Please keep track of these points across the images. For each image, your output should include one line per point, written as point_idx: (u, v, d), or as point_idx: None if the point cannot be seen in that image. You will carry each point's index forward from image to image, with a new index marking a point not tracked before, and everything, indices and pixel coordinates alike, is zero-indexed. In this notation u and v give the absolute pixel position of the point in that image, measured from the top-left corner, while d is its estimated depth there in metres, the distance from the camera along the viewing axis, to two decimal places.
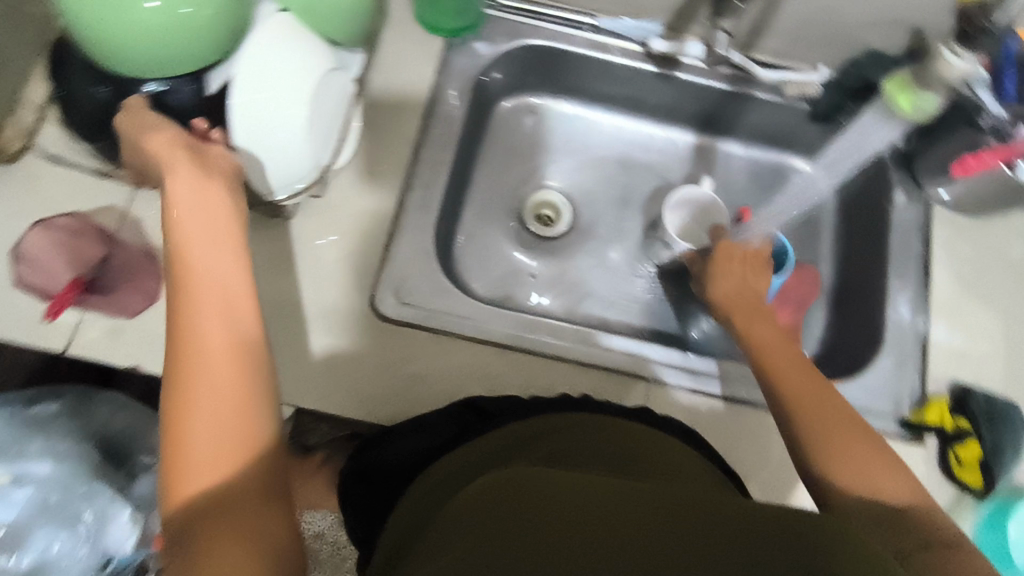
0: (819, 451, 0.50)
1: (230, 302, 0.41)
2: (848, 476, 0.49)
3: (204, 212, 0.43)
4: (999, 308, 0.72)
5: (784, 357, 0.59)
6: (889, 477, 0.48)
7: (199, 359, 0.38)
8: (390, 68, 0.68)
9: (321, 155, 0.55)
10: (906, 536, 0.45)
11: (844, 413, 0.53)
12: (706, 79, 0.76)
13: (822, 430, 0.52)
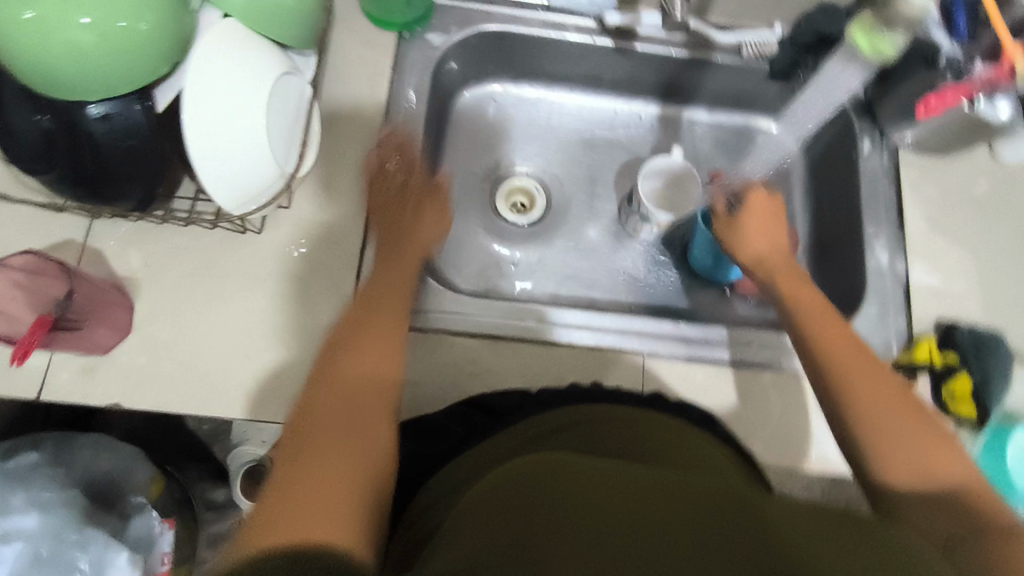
0: (868, 440, 0.50)
1: (390, 351, 0.53)
2: (898, 459, 0.48)
3: (366, 305, 0.57)
4: (972, 244, 0.74)
5: (829, 332, 0.57)
6: (942, 455, 0.48)
7: (354, 360, 0.51)
8: (345, 72, 0.71)
9: (288, 161, 0.59)
10: (955, 522, 0.45)
11: (895, 385, 0.53)
12: (664, 47, 0.77)
13: (867, 405, 0.51)
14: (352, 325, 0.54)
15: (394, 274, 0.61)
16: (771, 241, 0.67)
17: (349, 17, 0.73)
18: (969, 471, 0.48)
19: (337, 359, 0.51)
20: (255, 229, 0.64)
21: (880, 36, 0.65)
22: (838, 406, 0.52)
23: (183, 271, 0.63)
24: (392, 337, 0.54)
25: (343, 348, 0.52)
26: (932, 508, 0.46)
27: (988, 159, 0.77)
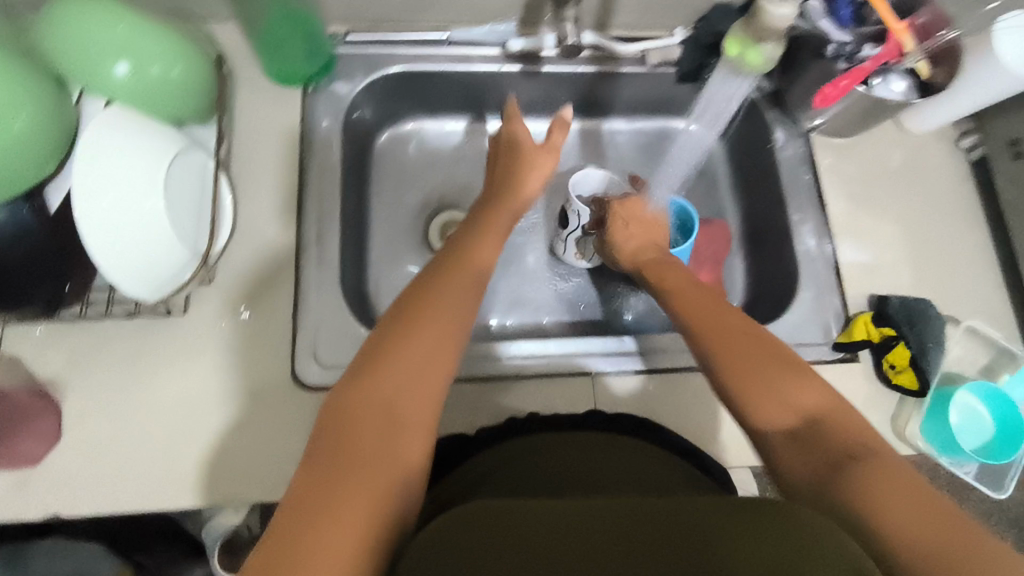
0: (738, 388, 0.52)
1: (442, 366, 0.50)
2: (765, 406, 0.51)
3: (422, 306, 0.53)
4: (893, 216, 0.76)
5: (697, 294, 0.60)
6: (803, 390, 0.51)
7: (397, 367, 0.49)
8: (253, 134, 0.70)
9: (201, 240, 0.57)
10: (828, 451, 0.48)
11: (756, 336, 0.55)
12: (570, 66, 0.77)
13: (732, 361, 0.53)
14: (405, 322, 0.51)
15: (460, 276, 0.56)
16: (637, 245, 0.69)
17: (250, 77, 0.71)
18: (826, 395, 0.51)
19: (392, 348, 0.49)
20: (180, 311, 0.63)
21: (756, 48, 0.56)
22: (711, 370, 0.54)
23: (110, 363, 0.61)
24: (449, 356, 0.51)
25: (393, 352, 0.49)
26: (805, 445, 0.49)
27: (897, 131, 0.80)
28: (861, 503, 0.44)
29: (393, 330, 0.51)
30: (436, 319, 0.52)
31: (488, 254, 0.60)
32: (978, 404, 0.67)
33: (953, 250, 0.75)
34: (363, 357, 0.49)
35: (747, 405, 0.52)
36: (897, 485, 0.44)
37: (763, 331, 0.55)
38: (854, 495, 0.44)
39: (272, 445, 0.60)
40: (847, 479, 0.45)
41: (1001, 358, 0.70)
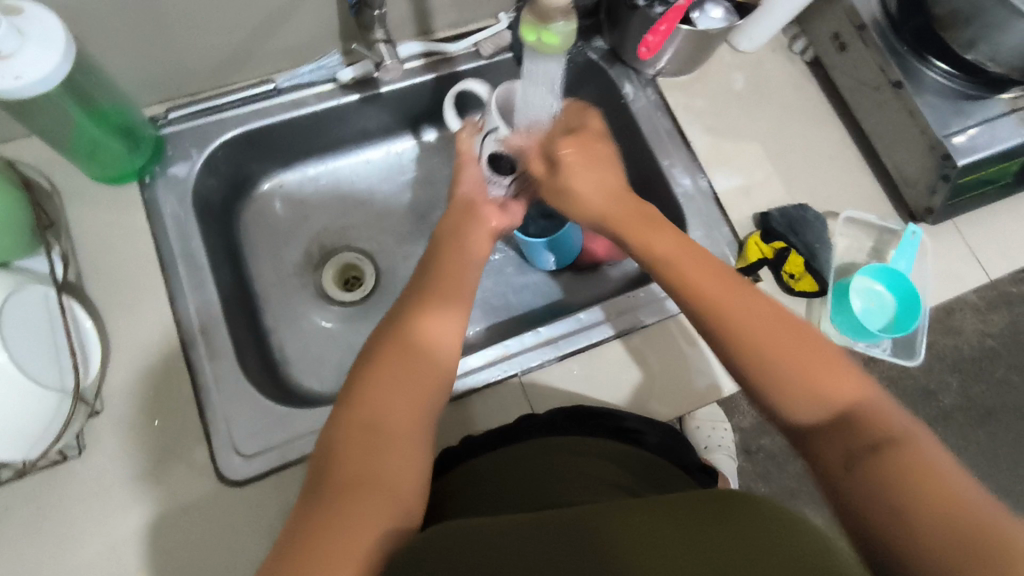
0: (747, 355, 0.50)
1: (421, 389, 0.51)
2: (787, 392, 0.48)
3: (403, 331, 0.53)
4: (751, 135, 0.78)
5: (681, 259, 0.56)
6: (827, 373, 0.47)
7: (374, 397, 0.49)
8: (99, 244, 0.65)
9: (66, 376, 0.54)
10: (859, 438, 0.44)
11: (778, 315, 0.51)
12: (407, 80, 0.76)
13: (749, 333, 0.50)
14: (386, 342, 0.53)
15: (438, 295, 0.57)
16: (605, 189, 0.61)
17: (78, 188, 0.67)
18: (861, 388, 0.47)
19: (374, 377, 0.50)
20: (76, 451, 0.59)
21: (550, 30, 0.52)
22: (722, 346, 0.51)
23: (17, 531, 0.57)
24: (429, 383, 0.51)
25: (371, 380, 0.50)
26: (840, 437, 0.45)
27: (732, 55, 0.82)
28: (887, 490, 0.40)
29: (379, 357, 0.51)
30: (423, 339, 0.53)
31: (468, 261, 0.61)
32: (873, 283, 0.71)
33: (814, 150, 0.78)
34: (346, 392, 0.50)
35: (769, 388, 0.48)
36: (925, 476, 0.40)
37: (779, 309, 0.52)
38: (883, 479, 0.41)
39: (217, 556, 0.57)
40: (877, 460, 0.42)
41: (884, 236, 0.75)
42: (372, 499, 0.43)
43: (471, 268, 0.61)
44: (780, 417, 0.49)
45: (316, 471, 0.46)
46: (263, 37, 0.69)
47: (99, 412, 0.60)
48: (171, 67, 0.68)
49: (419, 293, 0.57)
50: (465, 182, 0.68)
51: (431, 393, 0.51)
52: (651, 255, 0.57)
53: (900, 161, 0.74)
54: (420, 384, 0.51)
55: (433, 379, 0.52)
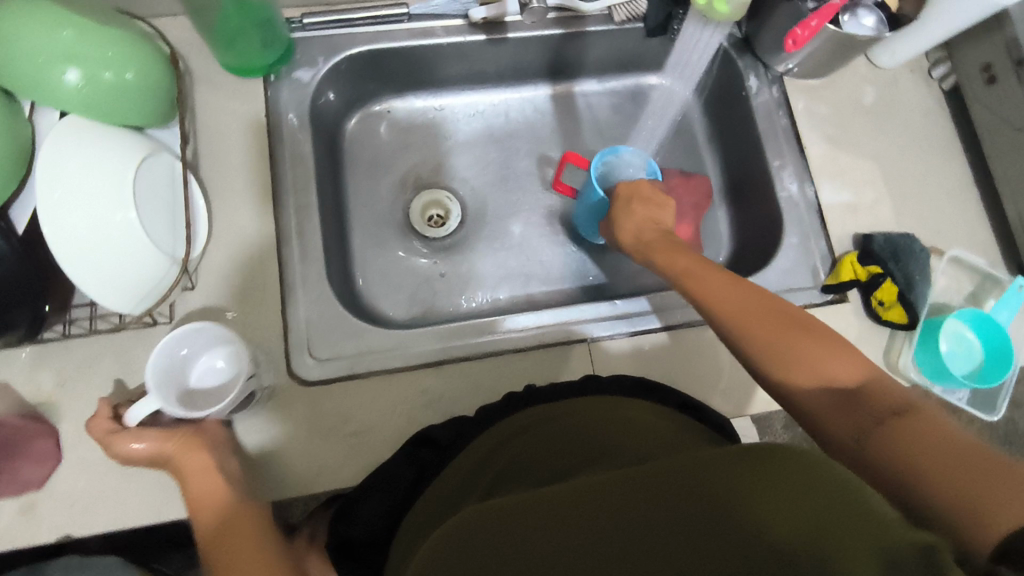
0: (749, 345, 0.52)
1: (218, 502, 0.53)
2: (783, 369, 0.50)
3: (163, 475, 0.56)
4: (869, 154, 0.76)
5: (706, 272, 0.58)
6: (831, 359, 0.49)
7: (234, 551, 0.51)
8: (218, 131, 0.68)
9: (179, 246, 0.56)
10: (869, 412, 0.46)
11: (781, 312, 0.53)
12: (535, 31, 0.76)
13: (754, 331, 0.52)
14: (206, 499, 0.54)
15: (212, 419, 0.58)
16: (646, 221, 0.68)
17: (208, 73, 0.69)
18: (863, 368, 0.49)
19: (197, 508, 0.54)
20: (168, 319, 0.62)
21: None
22: (729, 337, 0.54)
23: (101, 381, 0.60)
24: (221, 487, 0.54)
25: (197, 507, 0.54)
26: (845, 412, 0.46)
27: (868, 69, 0.79)
28: (901, 455, 0.42)
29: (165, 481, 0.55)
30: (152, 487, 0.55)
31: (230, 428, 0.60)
32: (965, 330, 0.69)
33: (933, 182, 0.75)
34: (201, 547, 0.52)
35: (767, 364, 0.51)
36: (940, 439, 0.41)
37: (778, 303, 0.54)
38: (895, 444, 0.42)
39: (276, 444, 0.60)
40: (888, 430, 0.43)
41: (986, 284, 0.72)
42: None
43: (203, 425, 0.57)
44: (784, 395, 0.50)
45: None
46: None
47: (194, 288, 0.63)
48: None
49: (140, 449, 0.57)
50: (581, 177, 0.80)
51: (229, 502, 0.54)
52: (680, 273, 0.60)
53: None
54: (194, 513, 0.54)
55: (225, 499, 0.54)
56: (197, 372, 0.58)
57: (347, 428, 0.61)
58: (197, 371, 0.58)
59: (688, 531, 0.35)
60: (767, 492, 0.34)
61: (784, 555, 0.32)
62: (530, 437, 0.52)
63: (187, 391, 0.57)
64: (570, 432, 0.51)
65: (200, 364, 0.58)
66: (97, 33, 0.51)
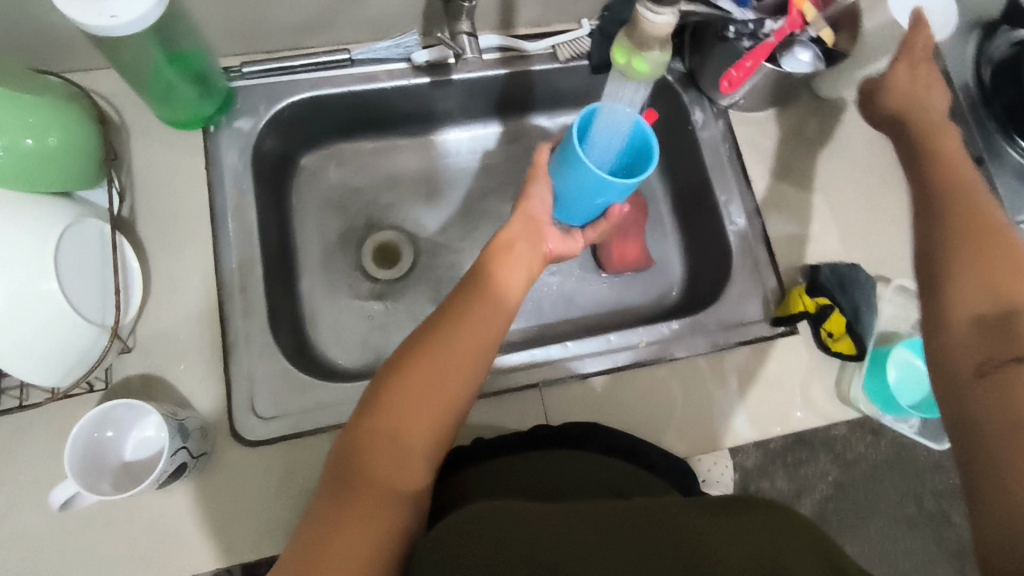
0: (954, 241, 0.51)
1: (401, 393, 0.51)
2: (969, 271, 0.49)
3: (442, 334, 0.54)
4: (814, 185, 0.77)
5: (970, 174, 0.56)
6: (1014, 281, 0.47)
7: (426, 382, 0.51)
8: (157, 184, 0.66)
9: (107, 314, 0.55)
10: (1012, 344, 0.44)
11: (995, 218, 0.51)
12: (481, 71, 0.75)
13: (975, 227, 0.51)
14: (385, 414, 0.50)
15: (489, 311, 0.57)
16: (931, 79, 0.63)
17: (145, 125, 0.68)
18: None
19: (392, 397, 0.50)
20: (104, 384, 0.60)
21: (643, 56, 0.50)
22: (942, 211, 0.53)
23: (34, 451, 0.57)
24: (416, 370, 0.52)
25: (387, 397, 0.50)
26: (978, 342, 0.45)
27: (812, 99, 0.80)
28: (1001, 406, 0.41)
29: (396, 359, 0.53)
30: (434, 367, 0.52)
31: (474, 350, 0.54)
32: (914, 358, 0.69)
33: (876, 211, 0.76)
34: (349, 440, 0.49)
35: (941, 274, 0.50)
36: None
37: (1002, 219, 0.51)
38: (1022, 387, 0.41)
39: (221, 510, 0.58)
40: (1010, 369, 0.42)
41: None
42: (401, 515, 0.46)
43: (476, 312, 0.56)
44: (937, 306, 0.49)
45: (329, 495, 0.46)
46: (349, 6, 0.69)
47: (130, 350, 0.61)
48: (253, 24, 0.69)
49: (432, 328, 0.55)
50: (532, 200, 0.64)
51: (451, 421, 0.52)
52: (936, 166, 0.57)
53: None
54: (376, 406, 0.50)
55: (447, 409, 0.52)
56: (132, 443, 0.56)
57: (294, 487, 0.60)
58: (132, 441, 0.56)
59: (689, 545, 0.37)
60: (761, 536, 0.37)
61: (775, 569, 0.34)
62: (514, 475, 0.55)
63: (121, 467, 0.55)
64: (556, 474, 0.54)
65: (134, 434, 0.56)
66: (16, 100, 0.50)
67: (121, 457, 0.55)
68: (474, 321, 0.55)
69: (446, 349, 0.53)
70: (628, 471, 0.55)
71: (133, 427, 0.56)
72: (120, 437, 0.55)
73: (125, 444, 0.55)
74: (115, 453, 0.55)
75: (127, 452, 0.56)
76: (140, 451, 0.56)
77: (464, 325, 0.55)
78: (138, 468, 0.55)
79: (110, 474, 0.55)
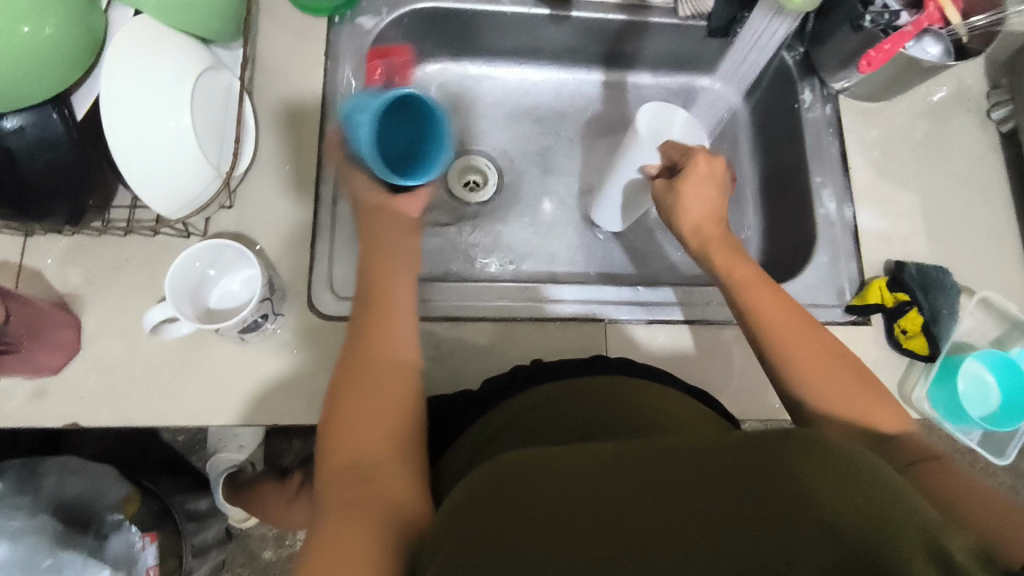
0: (789, 370, 0.54)
1: (345, 419, 0.50)
2: (831, 396, 0.53)
3: (369, 340, 0.55)
4: (913, 184, 0.75)
5: (760, 292, 0.58)
6: (879, 409, 0.53)
7: (362, 394, 0.52)
8: (277, 62, 0.69)
9: (222, 162, 0.58)
10: (904, 455, 0.52)
11: (783, 305, 0.58)
12: (599, 13, 0.76)
13: (810, 372, 0.54)
14: (338, 449, 0.49)
15: (403, 308, 0.58)
16: (711, 204, 0.65)
17: (277, 6, 0.71)
18: (900, 420, 0.53)
19: (339, 422, 0.50)
20: (200, 234, 0.63)
21: None
22: (772, 352, 0.56)
23: (127, 282, 0.61)
24: (349, 392, 0.52)
25: (337, 426, 0.50)
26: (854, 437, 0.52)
27: (927, 100, 0.78)
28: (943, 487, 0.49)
29: (333, 391, 0.53)
30: (368, 377, 0.53)
31: (400, 346, 0.56)
32: (984, 373, 0.68)
33: (974, 222, 0.74)
34: (323, 477, 0.47)
35: (814, 395, 0.53)
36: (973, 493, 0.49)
37: (812, 325, 0.57)
38: (939, 483, 0.49)
39: (287, 374, 0.61)
40: (928, 472, 0.50)
41: (1013, 330, 0.70)
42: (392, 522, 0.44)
43: (395, 311, 0.58)
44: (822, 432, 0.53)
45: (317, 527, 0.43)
46: None
47: (228, 208, 0.64)
48: None
49: (352, 351, 0.55)
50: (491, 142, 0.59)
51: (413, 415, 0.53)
52: (738, 297, 0.59)
53: None
54: (331, 440, 0.49)
55: (397, 422, 0.51)
56: (218, 292, 0.59)
57: None
58: (217, 291, 0.59)
59: (730, 484, 0.37)
60: (811, 471, 0.36)
61: (829, 510, 0.34)
62: (531, 420, 0.54)
63: (205, 310, 0.58)
64: (571, 418, 0.53)
65: (222, 284, 0.59)
66: None
67: (205, 302, 0.59)
68: (395, 322, 0.57)
69: (369, 353, 0.55)
70: (659, 399, 0.55)
71: (220, 276, 0.59)
72: (210, 283, 0.59)
73: (211, 290, 0.59)
74: (201, 295, 0.58)
75: (211, 298, 0.59)
76: (222, 302, 0.59)
77: (382, 330, 0.56)
78: (217, 314, 0.59)
79: (194, 309, 0.57)
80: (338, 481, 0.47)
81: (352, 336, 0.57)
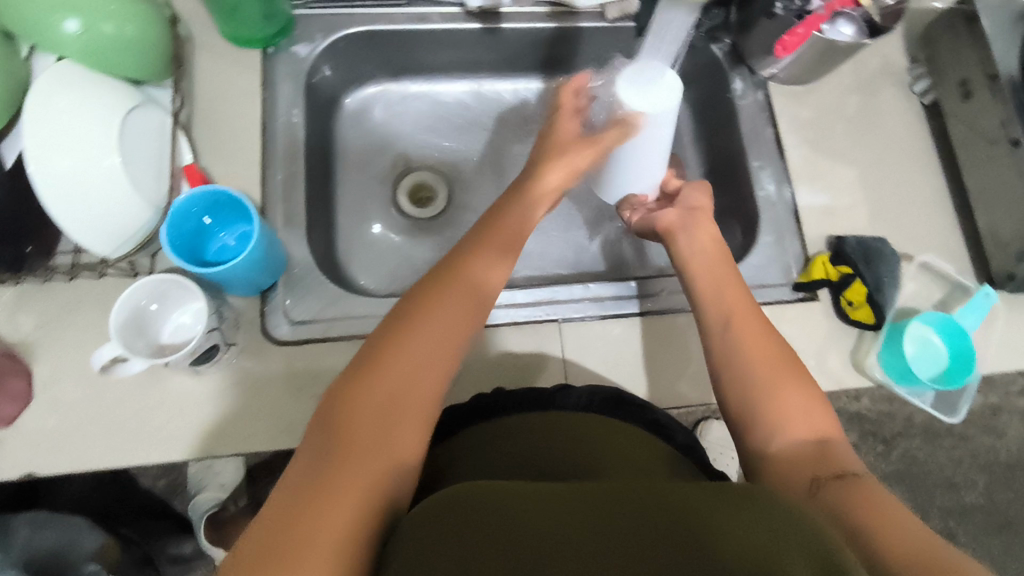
0: (735, 366, 0.55)
1: (325, 442, 0.41)
2: (762, 397, 0.53)
3: (397, 347, 0.47)
4: (846, 161, 0.78)
5: (731, 286, 0.61)
6: (817, 416, 0.52)
7: (364, 413, 0.43)
8: (216, 95, 0.70)
9: (163, 196, 0.58)
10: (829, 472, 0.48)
11: (752, 308, 0.59)
12: (530, 22, 0.78)
13: (755, 367, 0.54)
14: (297, 480, 0.39)
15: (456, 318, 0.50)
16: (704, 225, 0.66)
17: (211, 41, 0.71)
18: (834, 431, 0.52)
19: (322, 441, 0.42)
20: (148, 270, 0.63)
21: None
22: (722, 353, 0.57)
23: (78, 325, 0.61)
24: (349, 404, 0.44)
25: (312, 447, 0.41)
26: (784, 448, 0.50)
27: (853, 80, 0.81)
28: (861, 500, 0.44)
29: (334, 399, 0.44)
30: (389, 387, 0.45)
31: (437, 364, 0.48)
32: (931, 334, 0.70)
33: (908, 192, 0.77)
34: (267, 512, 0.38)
35: (749, 395, 0.53)
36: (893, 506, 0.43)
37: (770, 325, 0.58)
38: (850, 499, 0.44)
39: (245, 402, 0.61)
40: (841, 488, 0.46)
41: (955, 292, 0.73)
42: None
43: (444, 318, 0.50)
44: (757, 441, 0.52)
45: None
46: None
47: None
48: None
49: (376, 357, 0.46)
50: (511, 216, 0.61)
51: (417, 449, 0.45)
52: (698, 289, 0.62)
53: (994, 223, 0.72)
54: (302, 463, 0.40)
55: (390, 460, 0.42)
56: (168, 328, 0.59)
57: (314, 388, 0.62)
58: (167, 326, 0.59)
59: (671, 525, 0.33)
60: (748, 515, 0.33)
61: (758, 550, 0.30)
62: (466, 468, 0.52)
63: (156, 347, 0.58)
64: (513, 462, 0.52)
65: (171, 319, 0.59)
66: None
67: (155, 340, 0.58)
68: (447, 333, 0.49)
69: (398, 362, 0.46)
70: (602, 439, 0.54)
71: (169, 312, 0.59)
72: (157, 320, 0.59)
73: (161, 328, 0.59)
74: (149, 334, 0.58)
75: (162, 336, 0.59)
76: (175, 337, 0.59)
77: (436, 343, 0.48)
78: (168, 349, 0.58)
79: (142, 349, 0.57)
80: (278, 524, 0.36)
81: (381, 339, 0.48)
